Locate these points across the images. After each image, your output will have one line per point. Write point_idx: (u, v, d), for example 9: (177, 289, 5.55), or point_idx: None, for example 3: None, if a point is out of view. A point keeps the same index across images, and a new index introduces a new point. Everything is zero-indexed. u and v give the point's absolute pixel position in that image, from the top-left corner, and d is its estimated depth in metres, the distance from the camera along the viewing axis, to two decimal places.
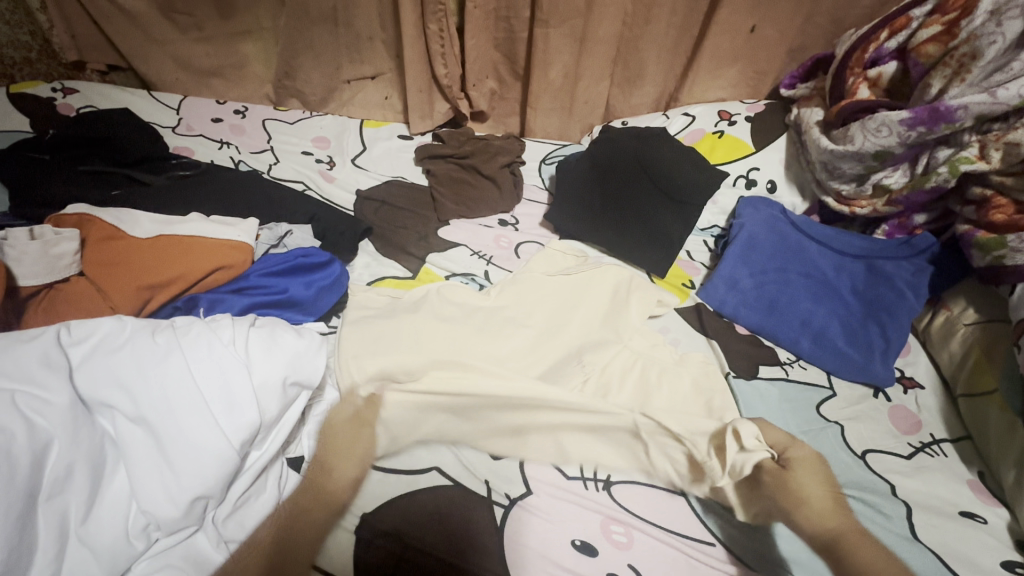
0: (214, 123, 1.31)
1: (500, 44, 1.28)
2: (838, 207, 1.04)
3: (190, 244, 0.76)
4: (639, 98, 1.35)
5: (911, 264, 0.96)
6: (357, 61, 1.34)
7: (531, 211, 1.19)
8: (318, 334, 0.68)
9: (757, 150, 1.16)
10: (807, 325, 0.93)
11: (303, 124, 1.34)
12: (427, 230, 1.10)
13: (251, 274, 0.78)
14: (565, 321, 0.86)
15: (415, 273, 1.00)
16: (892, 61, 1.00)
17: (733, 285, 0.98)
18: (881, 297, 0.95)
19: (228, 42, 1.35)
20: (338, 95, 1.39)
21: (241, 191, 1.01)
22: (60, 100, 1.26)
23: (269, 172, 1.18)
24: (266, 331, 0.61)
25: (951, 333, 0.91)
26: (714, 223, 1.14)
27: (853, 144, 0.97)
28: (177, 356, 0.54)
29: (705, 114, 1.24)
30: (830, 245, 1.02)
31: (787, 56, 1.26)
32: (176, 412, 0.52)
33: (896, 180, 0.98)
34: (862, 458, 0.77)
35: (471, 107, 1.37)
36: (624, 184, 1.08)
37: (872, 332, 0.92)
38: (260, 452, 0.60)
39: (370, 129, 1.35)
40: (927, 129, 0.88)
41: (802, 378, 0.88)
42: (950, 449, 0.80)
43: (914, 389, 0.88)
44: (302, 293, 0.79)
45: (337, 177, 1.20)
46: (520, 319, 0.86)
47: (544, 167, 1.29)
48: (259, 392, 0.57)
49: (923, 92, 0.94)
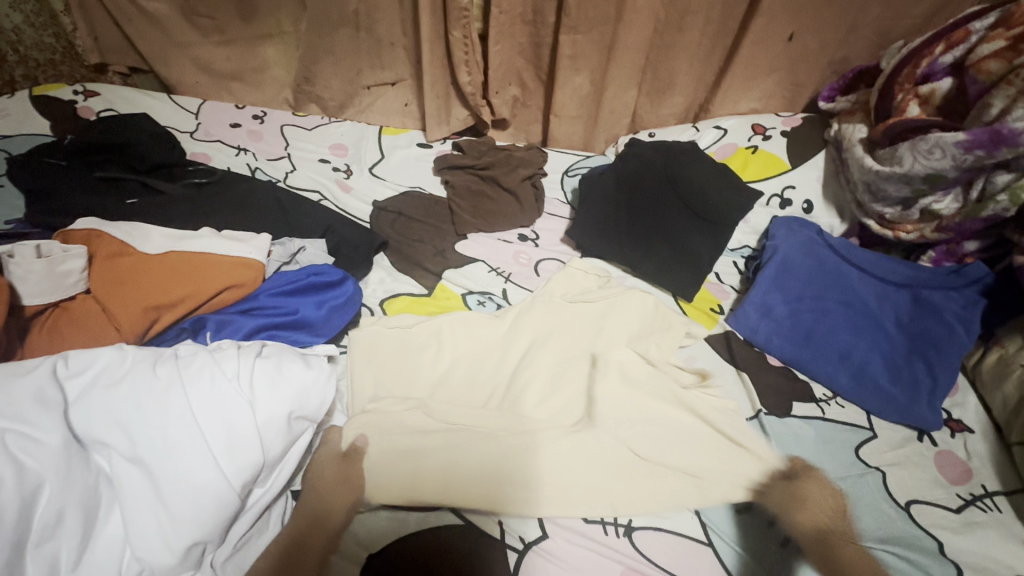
0: (233, 129, 1.29)
1: (525, 50, 1.24)
2: (881, 231, 0.98)
3: (199, 262, 0.73)
4: (667, 109, 1.30)
5: (960, 296, 0.90)
6: (378, 67, 1.31)
7: (552, 225, 1.14)
8: (328, 363, 0.64)
9: (793, 167, 1.10)
10: (846, 359, 0.87)
11: (321, 130, 1.32)
12: (445, 244, 1.06)
13: (262, 293, 0.75)
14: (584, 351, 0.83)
15: (432, 290, 0.97)
16: (946, 77, 0.94)
17: (766, 312, 0.93)
18: (927, 331, 0.88)
19: (248, 46, 1.33)
20: (358, 101, 1.37)
21: (255, 200, 0.99)
22: (81, 103, 1.26)
23: (285, 180, 1.16)
24: (273, 362, 0.58)
25: (1006, 373, 0.84)
26: (745, 243, 1.09)
27: (902, 165, 0.90)
28: (178, 392, 0.52)
29: (738, 128, 1.18)
30: (871, 272, 0.95)
31: (827, 67, 1.19)
32: (174, 453, 0.49)
33: (947, 205, 0.91)
34: (906, 510, 0.72)
35: (493, 115, 1.33)
36: (651, 202, 1.03)
37: (917, 369, 0.86)
38: (263, 490, 0.57)
39: (389, 137, 1.32)
40: (986, 153, 0.81)
41: (840, 418, 0.83)
42: (1003, 503, 0.74)
43: (963, 432, 0.82)
44: (313, 313, 0.76)
45: (354, 186, 1.17)
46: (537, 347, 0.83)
47: (566, 179, 1.25)
48: (262, 429, 0.54)
49: (982, 111, 0.87)
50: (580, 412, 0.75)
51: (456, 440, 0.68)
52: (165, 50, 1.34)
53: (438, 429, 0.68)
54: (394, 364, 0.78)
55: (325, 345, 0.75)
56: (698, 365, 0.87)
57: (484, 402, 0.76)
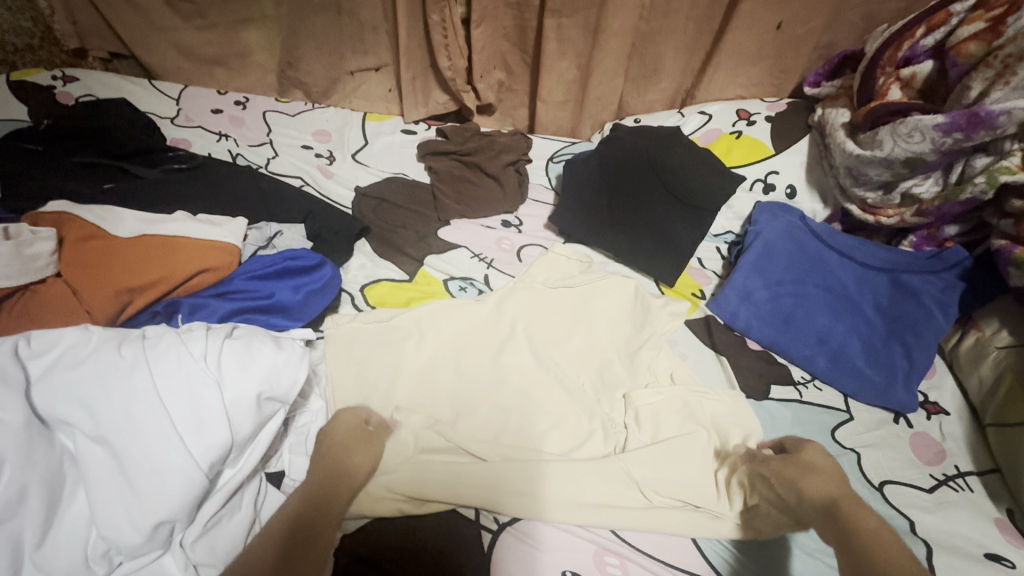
0: (214, 115, 1.28)
1: (509, 34, 1.22)
2: (862, 215, 0.98)
3: (174, 245, 0.73)
4: (653, 95, 1.29)
5: (939, 280, 0.90)
6: (361, 52, 1.30)
7: (536, 212, 1.14)
8: (301, 344, 0.64)
9: (777, 153, 1.09)
10: (825, 343, 0.88)
11: (305, 116, 1.31)
12: (427, 230, 1.05)
13: (237, 278, 0.75)
14: (563, 336, 0.83)
15: (413, 276, 0.96)
16: (927, 60, 0.94)
17: (747, 297, 0.93)
18: (906, 314, 0.88)
19: (230, 30, 1.31)
20: (342, 87, 1.36)
21: (234, 186, 0.98)
22: (60, 88, 1.24)
23: (267, 166, 1.15)
24: (242, 343, 0.58)
25: (982, 356, 0.85)
26: (729, 229, 1.09)
27: (882, 149, 0.90)
28: (143, 372, 0.51)
29: (723, 113, 1.17)
30: (852, 257, 0.96)
31: (813, 53, 1.18)
32: (139, 432, 0.49)
33: (927, 189, 0.91)
34: (879, 490, 0.72)
35: (478, 101, 1.32)
36: (633, 187, 1.03)
37: (895, 353, 0.86)
38: (234, 471, 0.56)
39: (373, 123, 1.31)
40: (964, 136, 0.81)
41: (817, 401, 0.83)
42: (976, 483, 0.74)
43: (938, 415, 0.83)
44: (290, 298, 0.75)
45: (337, 173, 1.16)
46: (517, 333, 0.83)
47: (551, 166, 1.24)
48: (231, 409, 0.54)
49: (961, 94, 0.87)
50: (561, 395, 0.75)
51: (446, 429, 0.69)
52: (145, 34, 1.32)
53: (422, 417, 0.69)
54: (374, 350, 0.77)
55: (301, 329, 0.74)
56: (678, 350, 0.88)
57: (469, 387, 0.75)
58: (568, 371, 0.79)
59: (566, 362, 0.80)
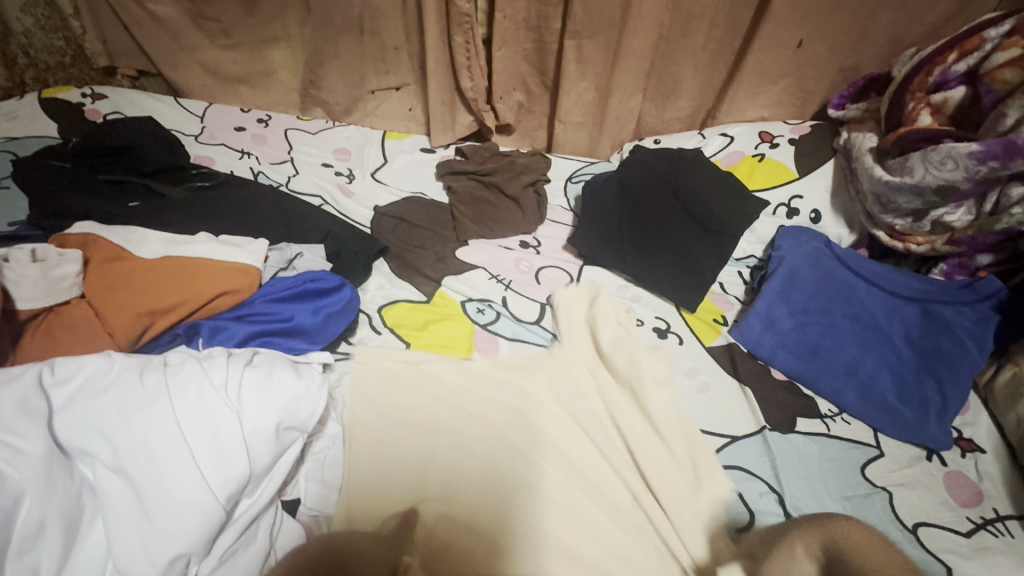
0: (237, 132, 1.30)
1: (530, 56, 1.23)
2: (891, 242, 0.95)
3: (195, 267, 0.73)
4: (673, 114, 1.28)
5: (973, 311, 0.87)
6: (382, 72, 1.31)
7: (554, 233, 1.13)
8: (320, 372, 0.64)
9: (801, 176, 1.08)
10: (853, 375, 0.85)
11: (325, 135, 1.32)
12: (445, 250, 1.05)
13: (257, 300, 0.75)
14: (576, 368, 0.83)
15: (431, 297, 0.96)
16: (960, 86, 0.92)
17: (770, 325, 0.91)
18: (938, 347, 0.86)
19: (255, 49, 1.34)
20: (362, 105, 1.37)
21: (256, 204, 0.98)
22: (89, 105, 1.26)
23: (287, 184, 1.16)
24: (263, 371, 0.58)
25: (1019, 393, 0.81)
26: (751, 253, 1.07)
27: (912, 176, 0.88)
28: (163, 401, 0.51)
29: (745, 135, 1.16)
30: (880, 285, 0.93)
31: (837, 75, 1.16)
32: (158, 463, 0.48)
33: (960, 217, 0.88)
34: (913, 532, 0.69)
35: (497, 120, 1.33)
36: (656, 211, 1.02)
37: (927, 387, 0.83)
38: (251, 501, 0.56)
39: (392, 142, 1.32)
40: (1000, 164, 0.79)
41: (846, 435, 0.80)
42: (1016, 528, 0.71)
43: (974, 452, 0.79)
44: (308, 321, 0.75)
45: (356, 191, 1.17)
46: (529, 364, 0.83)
47: (570, 186, 1.23)
48: (250, 439, 0.53)
49: (996, 121, 0.85)
50: (578, 431, 0.75)
51: (464, 481, 0.67)
52: (172, 53, 1.34)
53: (431, 441, 0.71)
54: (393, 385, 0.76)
55: (320, 352, 0.74)
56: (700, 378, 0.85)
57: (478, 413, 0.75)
58: (589, 408, 0.78)
59: (585, 394, 0.79)
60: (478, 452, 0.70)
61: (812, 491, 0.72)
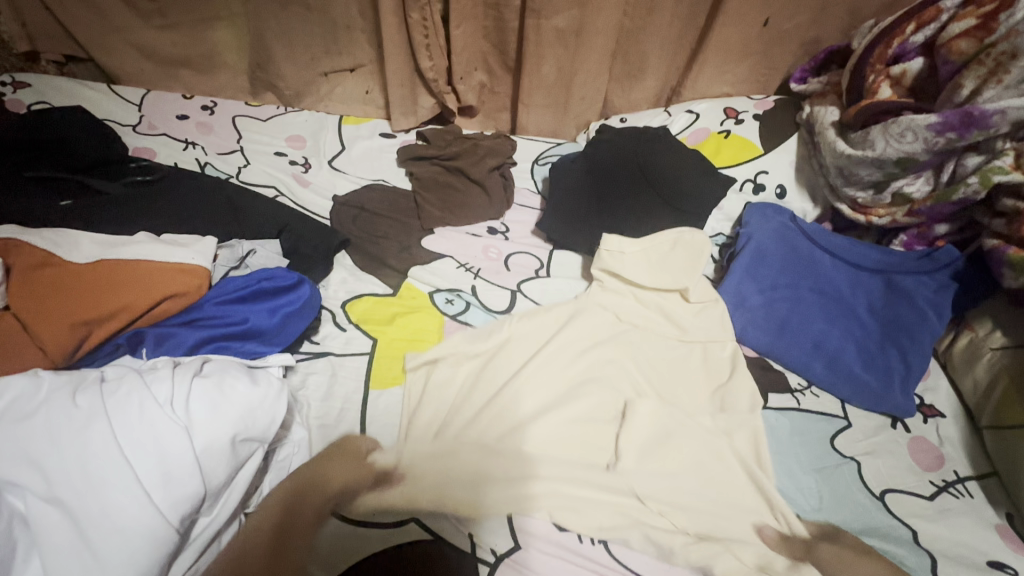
0: (180, 120, 1.21)
1: (490, 34, 1.18)
2: (853, 215, 0.96)
3: (136, 271, 0.68)
4: (638, 93, 1.26)
5: (933, 280, 0.89)
6: (335, 53, 1.24)
7: (522, 217, 1.11)
8: (279, 377, 0.59)
9: (766, 152, 1.08)
10: (821, 348, 0.86)
11: (277, 121, 1.25)
12: (411, 240, 1.01)
13: (205, 303, 0.70)
14: (560, 356, 0.81)
15: (397, 289, 0.92)
16: (917, 57, 0.93)
17: (740, 302, 0.91)
18: (901, 317, 0.88)
19: (194, 29, 1.24)
20: (316, 89, 1.30)
21: (202, 198, 0.92)
22: (10, 95, 1.15)
23: (238, 175, 1.09)
24: (213, 381, 0.54)
25: (976, 357, 0.84)
26: (719, 231, 1.07)
27: (874, 149, 0.89)
28: (100, 422, 0.47)
29: (711, 112, 1.15)
30: (844, 258, 0.95)
31: (800, 50, 1.16)
32: (99, 490, 0.44)
33: (919, 188, 0.90)
34: (881, 500, 0.71)
35: (459, 102, 1.28)
36: (624, 190, 1.00)
37: (891, 357, 0.85)
38: (210, 519, 0.53)
39: (350, 127, 1.26)
40: (957, 136, 0.80)
41: (815, 408, 0.82)
42: (976, 489, 0.74)
43: (935, 417, 0.82)
44: (266, 322, 0.71)
45: (313, 181, 1.11)
46: (511, 356, 0.81)
47: (537, 168, 1.20)
48: (202, 456, 0.49)
49: (952, 92, 0.86)
50: (562, 418, 0.73)
51: (452, 475, 0.64)
52: (103, 36, 1.24)
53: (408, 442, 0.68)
54: (370, 388, 0.77)
55: (279, 354, 0.70)
56: (680, 353, 0.84)
57: (459, 412, 0.73)
58: (573, 395, 0.76)
59: (567, 384, 0.78)
60: (457, 440, 0.69)
61: (785, 464, 0.74)
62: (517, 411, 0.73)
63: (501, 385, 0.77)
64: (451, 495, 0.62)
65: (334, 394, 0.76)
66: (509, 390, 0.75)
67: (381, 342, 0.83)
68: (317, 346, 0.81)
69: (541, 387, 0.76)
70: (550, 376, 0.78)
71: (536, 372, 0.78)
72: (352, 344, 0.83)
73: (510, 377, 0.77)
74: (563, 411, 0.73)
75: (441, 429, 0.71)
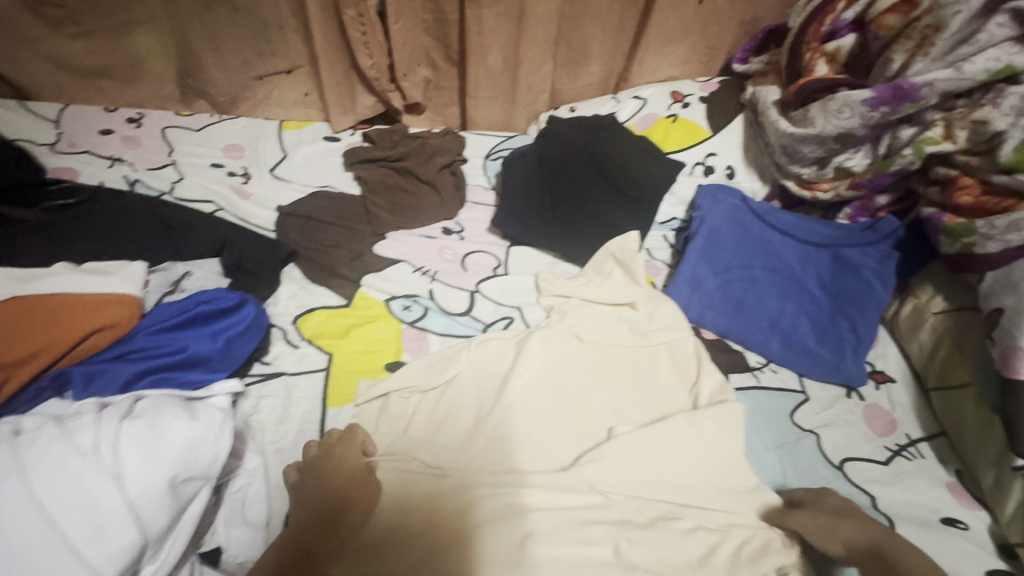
0: (104, 136, 1.13)
1: (429, 27, 1.14)
2: (800, 191, 0.99)
3: (56, 305, 0.63)
4: (585, 80, 1.25)
5: (876, 251, 0.92)
6: (269, 55, 1.19)
7: (477, 214, 1.08)
8: (222, 409, 0.56)
9: (713, 134, 1.09)
10: (776, 326, 0.88)
11: (212, 131, 1.19)
12: (363, 247, 0.97)
13: (138, 334, 0.66)
14: (534, 369, 0.80)
15: (351, 299, 0.89)
16: (850, 33, 0.94)
17: (697, 286, 0.91)
18: (849, 289, 0.90)
19: (111, 36, 1.16)
20: (252, 93, 1.24)
21: (130, 219, 0.86)
22: None
23: (171, 191, 1.03)
24: (146, 420, 0.50)
25: (920, 322, 0.86)
26: (674, 216, 1.07)
27: (814, 126, 0.90)
28: (14, 480, 0.43)
29: (658, 96, 1.15)
30: (794, 235, 0.97)
31: (739, 29, 1.17)
32: (18, 555, 0.41)
33: (858, 162, 0.91)
34: (840, 469, 0.73)
35: (404, 100, 1.24)
36: (577, 182, 1.00)
37: (842, 328, 0.87)
38: (155, 567, 0.48)
39: (291, 132, 1.21)
40: (891, 109, 0.82)
41: (774, 384, 0.84)
42: (926, 449, 0.77)
43: (886, 383, 0.85)
44: (207, 348, 0.67)
45: (254, 192, 1.06)
46: (484, 373, 0.79)
47: (489, 164, 1.19)
48: (139, 503, 0.46)
49: (884, 67, 0.88)
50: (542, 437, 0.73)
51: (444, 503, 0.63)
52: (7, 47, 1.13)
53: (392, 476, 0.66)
54: (329, 406, 0.75)
55: (227, 381, 0.67)
56: (639, 345, 0.84)
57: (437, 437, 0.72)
58: (551, 410, 0.76)
59: (545, 398, 0.77)
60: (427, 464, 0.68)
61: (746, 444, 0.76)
62: (497, 442, 0.71)
63: (475, 416, 0.74)
64: (443, 535, 0.60)
65: (290, 416, 0.73)
66: (482, 422, 0.73)
67: (338, 356, 0.80)
68: (269, 367, 0.78)
69: (517, 403, 0.76)
70: (526, 392, 0.77)
71: (512, 389, 0.77)
72: (307, 361, 0.79)
73: (480, 408, 0.75)
74: (541, 431, 0.73)
75: (414, 465, 0.67)
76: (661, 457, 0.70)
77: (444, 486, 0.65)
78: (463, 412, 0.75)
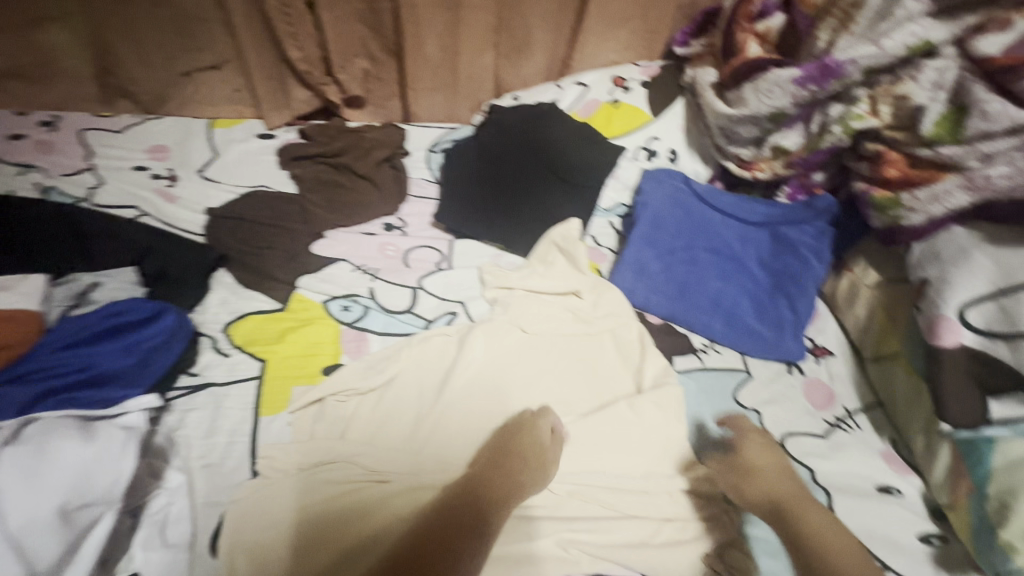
0: (14, 141, 1.06)
1: (362, 15, 1.09)
2: (739, 171, 0.99)
3: None
4: (528, 69, 1.22)
5: (813, 228, 0.94)
6: (194, 49, 1.13)
7: (420, 208, 1.05)
8: (121, 428, 0.59)
9: (655, 118, 1.09)
10: (718, 307, 0.89)
11: (135, 132, 1.12)
12: (298, 247, 0.92)
13: (40, 353, 0.64)
14: (477, 362, 0.78)
15: (286, 302, 0.85)
16: (778, 13, 0.96)
17: (641, 270, 0.91)
18: (787, 266, 0.91)
19: (16, 33, 1.08)
20: (178, 91, 1.17)
21: (34, 229, 0.80)
22: None
23: (89, 197, 0.97)
24: (32, 449, 0.53)
25: (856, 296, 0.88)
26: (619, 202, 1.05)
27: (748, 106, 0.91)
28: None
29: (600, 82, 1.14)
30: (734, 216, 0.97)
31: (678, 12, 1.17)
32: None
33: (793, 141, 0.91)
34: (782, 445, 0.74)
35: (342, 93, 1.18)
36: (518, 170, 0.99)
37: (781, 306, 0.88)
38: None
39: (221, 130, 1.15)
40: (818, 87, 0.84)
41: (718, 364, 0.84)
42: (864, 420, 0.79)
43: (826, 357, 0.87)
44: (118, 364, 0.65)
45: (181, 195, 1.00)
46: (425, 370, 0.77)
47: (432, 156, 1.16)
48: (25, 530, 0.50)
49: (811, 45, 0.90)
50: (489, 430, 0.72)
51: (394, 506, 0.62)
52: None
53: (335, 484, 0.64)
54: (261, 415, 0.71)
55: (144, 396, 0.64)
56: (584, 332, 0.84)
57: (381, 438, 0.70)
58: (496, 403, 0.75)
59: (490, 390, 0.76)
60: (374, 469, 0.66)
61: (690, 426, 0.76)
62: (439, 441, 0.71)
63: (415, 416, 0.73)
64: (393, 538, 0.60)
65: (219, 428, 0.69)
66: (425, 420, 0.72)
67: (271, 363, 0.77)
68: (197, 377, 0.74)
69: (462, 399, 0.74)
70: (469, 386, 0.76)
71: (456, 385, 0.75)
72: (237, 370, 0.76)
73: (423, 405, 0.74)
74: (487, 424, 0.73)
75: (357, 469, 0.66)
76: (603, 442, 0.70)
77: (391, 490, 0.64)
78: (406, 411, 0.73)
